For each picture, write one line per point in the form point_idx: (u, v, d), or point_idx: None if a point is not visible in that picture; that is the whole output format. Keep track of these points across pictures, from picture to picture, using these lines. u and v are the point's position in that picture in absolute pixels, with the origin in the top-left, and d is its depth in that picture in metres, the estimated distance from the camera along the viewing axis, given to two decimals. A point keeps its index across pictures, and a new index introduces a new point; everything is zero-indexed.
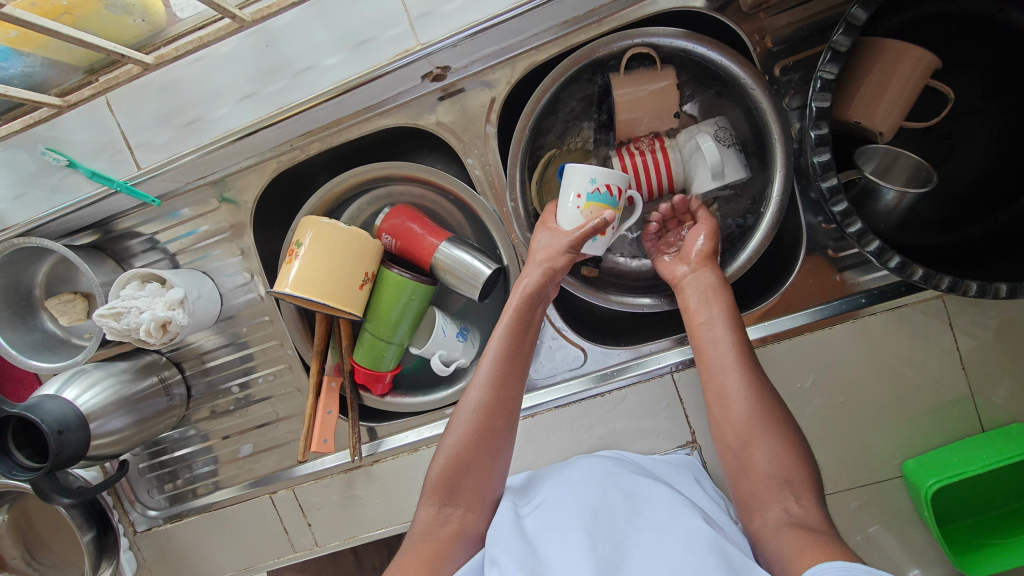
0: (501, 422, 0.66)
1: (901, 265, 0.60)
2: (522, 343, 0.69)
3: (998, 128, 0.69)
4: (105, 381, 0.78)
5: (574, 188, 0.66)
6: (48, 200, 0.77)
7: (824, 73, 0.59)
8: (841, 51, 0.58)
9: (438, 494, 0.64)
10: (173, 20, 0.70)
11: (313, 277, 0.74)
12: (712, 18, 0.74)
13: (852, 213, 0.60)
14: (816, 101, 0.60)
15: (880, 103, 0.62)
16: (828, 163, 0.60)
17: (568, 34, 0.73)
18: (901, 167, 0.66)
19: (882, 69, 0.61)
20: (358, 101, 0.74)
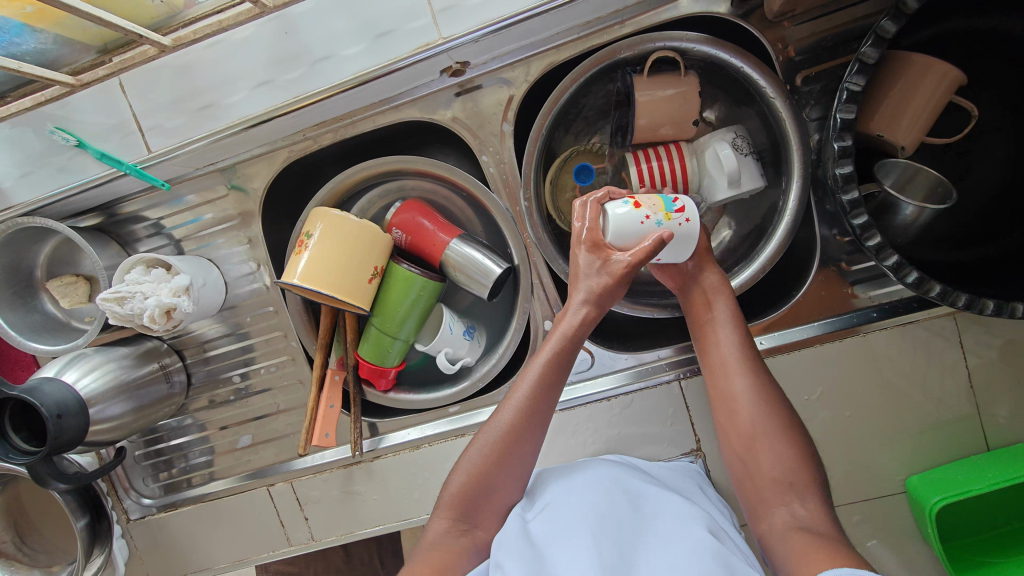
0: (528, 445, 0.64)
1: (919, 280, 0.60)
2: (562, 372, 0.65)
3: (1015, 148, 0.69)
4: (105, 366, 0.77)
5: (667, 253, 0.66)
6: (55, 179, 0.75)
7: (850, 85, 0.59)
8: (868, 63, 0.58)
9: (455, 509, 0.63)
10: (191, 3, 0.69)
11: (321, 269, 0.73)
12: (735, 25, 0.73)
13: (872, 226, 0.60)
14: (840, 113, 0.59)
15: (902, 118, 0.62)
16: (850, 175, 0.60)
17: (590, 35, 0.72)
18: (924, 178, 0.65)
19: (907, 83, 0.61)
20: (375, 93, 0.73)
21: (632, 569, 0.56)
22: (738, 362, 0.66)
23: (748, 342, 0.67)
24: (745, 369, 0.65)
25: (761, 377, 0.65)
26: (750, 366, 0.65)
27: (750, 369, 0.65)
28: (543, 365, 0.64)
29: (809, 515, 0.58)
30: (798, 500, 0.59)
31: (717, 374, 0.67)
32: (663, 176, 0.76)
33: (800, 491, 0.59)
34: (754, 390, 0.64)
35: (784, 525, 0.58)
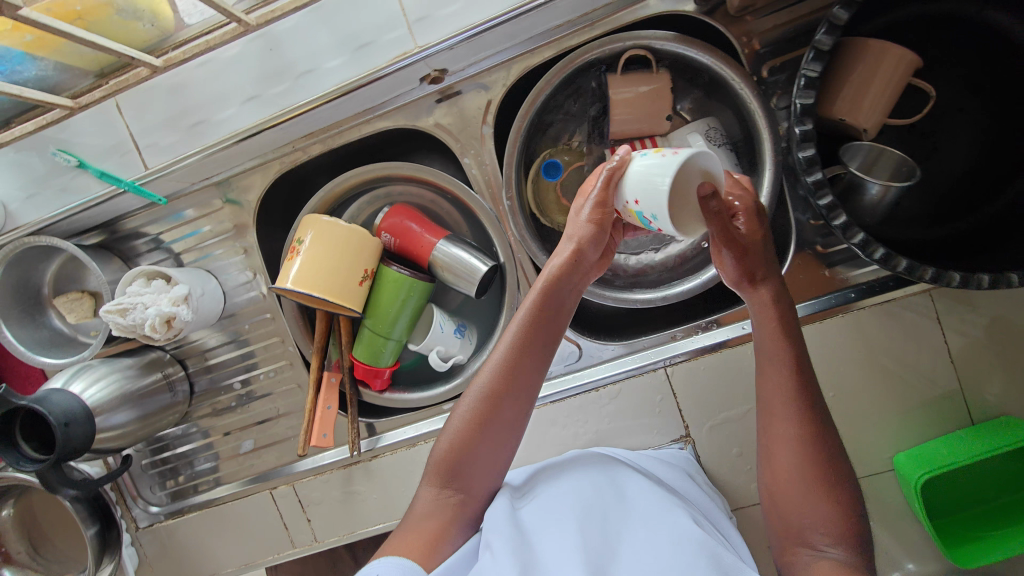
0: (506, 409, 0.65)
1: (886, 256, 0.61)
2: (541, 335, 0.66)
3: (979, 126, 0.71)
4: (110, 377, 0.79)
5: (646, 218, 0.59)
6: (59, 199, 0.79)
7: (807, 71, 0.61)
8: (823, 50, 0.60)
9: (440, 477, 0.65)
10: (181, 25, 0.71)
11: (312, 273, 0.76)
12: (702, 22, 0.76)
13: (837, 206, 0.62)
14: (800, 99, 0.62)
15: (863, 101, 0.64)
16: (813, 158, 0.62)
17: (562, 38, 0.75)
18: (889, 161, 0.67)
19: (865, 67, 0.63)
20: (358, 103, 0.76)
21: (616, 555, 0.58)
22: (792, 404, 0.61)
23: (804, 386, 0.61)
24: (799, 418, 0.60)
25: (811, 427, 0.60)
26: (804, 414, 0.60)
27: (803, 416, 0.60)
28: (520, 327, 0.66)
29: (841, 555, 0.55)
30: (823, 540, 0.56)
31: (770, 417, 0.62)
32: None
33: (828, 535, 0.56)
34: (802, 441, 0.59)
35: (810, 559, 0.56)
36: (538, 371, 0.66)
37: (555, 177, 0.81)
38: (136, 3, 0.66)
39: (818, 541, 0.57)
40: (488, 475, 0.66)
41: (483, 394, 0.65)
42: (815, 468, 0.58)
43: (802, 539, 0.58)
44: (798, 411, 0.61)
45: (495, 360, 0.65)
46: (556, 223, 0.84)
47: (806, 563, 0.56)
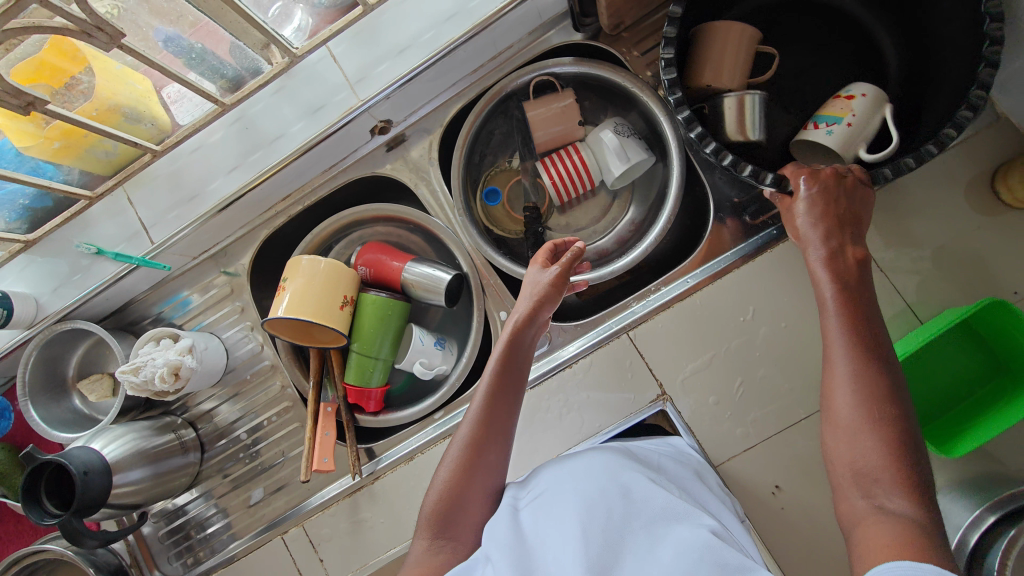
0: (490, 454, 0.70)
1: (777, 180, 0.72)
2: (512, 383, 0.73)
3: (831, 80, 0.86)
4: (126, 435, 0.86)
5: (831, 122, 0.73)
6: (81, 287, 0.92)
7: (665, 55, 0.76)
8: (672, 37, 0.75)
9: (431, 527, 0.67)
10: (176, 125, 0.87)
11: (298, 302, 0.86)
12: (593, 48, 0.92)
13: (722, 149, 0.74)
14: (666, 76, 0.75)
15: (724, 70, 0.78)
16: (690, 117, 0.75)
17: (480, 79, 0.92)
18: (752, 107, 0.77)
19: (716, 44, 0.78)
20: (323, 160, 0.91)
21: (624, 557, 0.54)
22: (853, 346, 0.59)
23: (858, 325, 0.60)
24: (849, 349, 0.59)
25: (870, 364, 0.57)
26: (856, 348, 0.58)
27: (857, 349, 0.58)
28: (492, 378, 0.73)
29: (905, 507, 0.51)
30: (881, 491, 0.52)
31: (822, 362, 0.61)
32: (569, 170, 0.92)
33: (887, 484, 0.52)
34: (859, 378, 0.57)
35: (867, 512, 0.52)
36: (513, 416, 0.72)
37: (495, 202, 0.95)
38: (140, 109, 0.81)
39: (877, 492, 0.52)
40: (480, 485, 0.69)
41: (467, 443, 0.70)
42: (879, 408, 0.55)
43: (852, 490, 0.54)
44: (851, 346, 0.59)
45: (474, 412, 0.71)
46: (509, 232, 0.97)
47: (862, 513, 0.53)
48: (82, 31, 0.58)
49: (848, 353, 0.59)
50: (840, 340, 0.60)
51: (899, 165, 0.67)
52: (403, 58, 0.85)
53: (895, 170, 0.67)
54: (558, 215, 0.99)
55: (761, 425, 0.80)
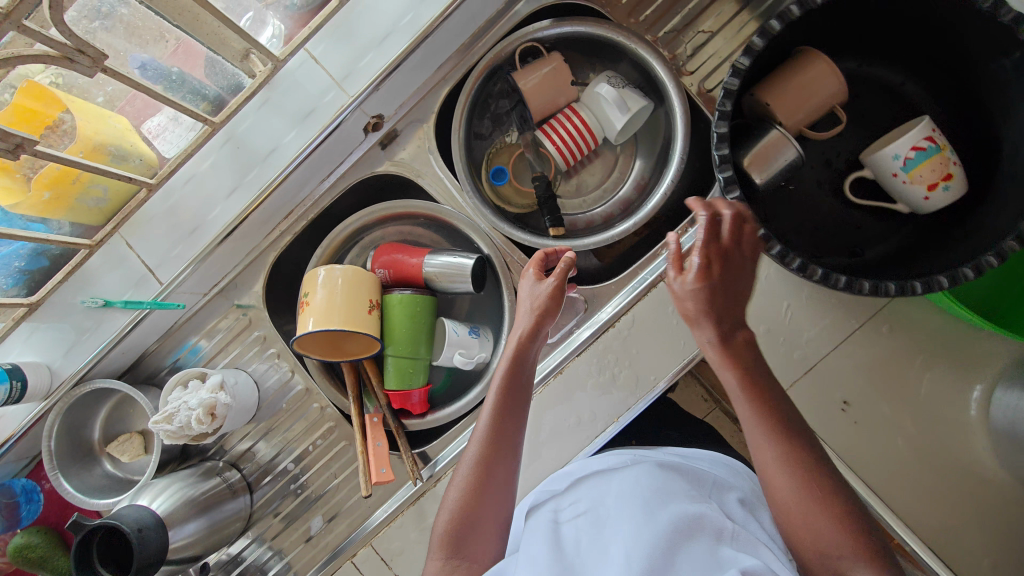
0: (502, 468, 0.67)
1: (765, 236, 0.66)
2: (518, 395, 0.70)
3: (884, 96, 0.77)
4: (172, 486, 0.82)
5: (923, 155, 0.65)
6: (93, 345, 0.88)
7: (738, 63, 0.67)
8: (755, 50, 0.67)
9: (443, 548, 0.64)
10: (163, 157, 0.82)
11: (326, 314, 0.83)
12: (571, 6, 0.91)
13: (734, 181, 0.67)
14: (726, 85, 0.67)
15: (792, 103, 0.72)
16: (724, 135, 0.67)
17: (464, 57, 0.90)
18: (780, 154, 0.71)
19: (801, 77, 0.72)
20: (320, 167, 0.88)
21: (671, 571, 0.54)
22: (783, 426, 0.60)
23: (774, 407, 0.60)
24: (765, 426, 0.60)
25: (788, 440, 0.59)
26: (769, 425, 0.59)
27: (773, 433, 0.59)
28: (497, 394, 0.70)
29: None
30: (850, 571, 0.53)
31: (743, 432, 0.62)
32: (571, 133, 0.90)
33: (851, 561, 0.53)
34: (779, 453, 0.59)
35: None
36: (521, 431, 0.70)
37: (504, 179, 0.93)
38: (126, 144, 0.76)
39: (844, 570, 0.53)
40: (496, 503, 0.66)
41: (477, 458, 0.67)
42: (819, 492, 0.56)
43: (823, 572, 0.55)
44: (771, 430, 0.59)
45: (482, 427, 0.69)
46: (521, 207, 0.96)
47: None
48: (65, 57, 0.55)
49: (768, 432, 0.59)
50: (753, 423, 0.60)
51: (929, 282, 0.62)
52: (384, 48, 0.82)
53: (925, 286, 0.62)
54: (565, 183, 0.97)
55: (817, 344, 0.79)
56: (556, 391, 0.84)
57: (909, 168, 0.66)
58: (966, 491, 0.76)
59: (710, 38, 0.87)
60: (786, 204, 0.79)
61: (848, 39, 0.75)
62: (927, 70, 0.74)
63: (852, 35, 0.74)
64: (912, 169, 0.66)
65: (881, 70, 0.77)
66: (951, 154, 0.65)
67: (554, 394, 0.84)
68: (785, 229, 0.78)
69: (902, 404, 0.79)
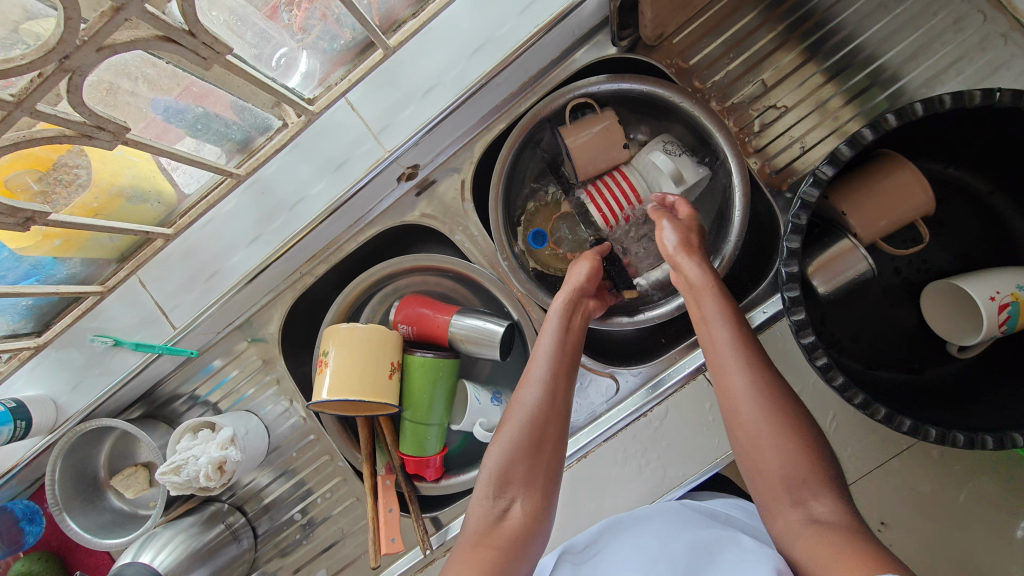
0: (556, 417, 0.68)
1: (828, 365, 0.60)
2: (572, 347, 0.73)
3: (968, 207, 0.71)
4: (176, 538, 0.80)
5: (1012, 316, 0.62)
6: (101, 381, 0.85)
7: (819, 171, 0.61)
8: (840, 159, 0.61)
9: (492, 486, 0.63)
10: (182, 196, 0.77)
11: (344, 379, 0.78)
12: (632, 61, 0.83)
13: (801, 301, 0.61)
14: (804, 194, 0.61)
15: (870, 212, 0.66)
16: (795, 250, 0.61)
17: (511, 108, 0.83)
18: (849, 267, 0.66)
19: (883, 185, 0.65)
20: (348, 215, 0.82)
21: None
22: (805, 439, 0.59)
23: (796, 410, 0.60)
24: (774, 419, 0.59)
25: (804, 436, 0.59)
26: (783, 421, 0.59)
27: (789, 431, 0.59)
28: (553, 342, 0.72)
29: None
30: None
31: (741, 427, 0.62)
32: (619, 199, 0.84)
33: None
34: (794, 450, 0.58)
35: None
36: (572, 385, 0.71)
37: (542, 244, 0.87)
38: (143, 187, 0.71)
39: None
40: (549, 454, 0.66)
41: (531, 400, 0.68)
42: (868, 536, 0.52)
43: None
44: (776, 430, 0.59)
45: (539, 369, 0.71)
46: (556, 271, 0.90)
47: None
48: (83, 134, 0.50)
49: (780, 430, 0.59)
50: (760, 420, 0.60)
51: (1002, 438, 0.57)
52: (428, 100, 0.77)
53: (997, 443, 0.57)
54: None
55: (863, 458, 0.75)
56: (578, 475, 0.81)
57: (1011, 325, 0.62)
58: None
59: (783, 114, 0.80)
60: (847, 311, 0.73)
61: (940, 144, 0.68)
62: (1019, 187, 0.68)
63: (947, 141, 0.67)
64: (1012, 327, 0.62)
65: (968, 177, 0.71)
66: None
67: (575, 478, 0.81)
68: (840, 335, 0.73)
69: (945, 528, 0.74)
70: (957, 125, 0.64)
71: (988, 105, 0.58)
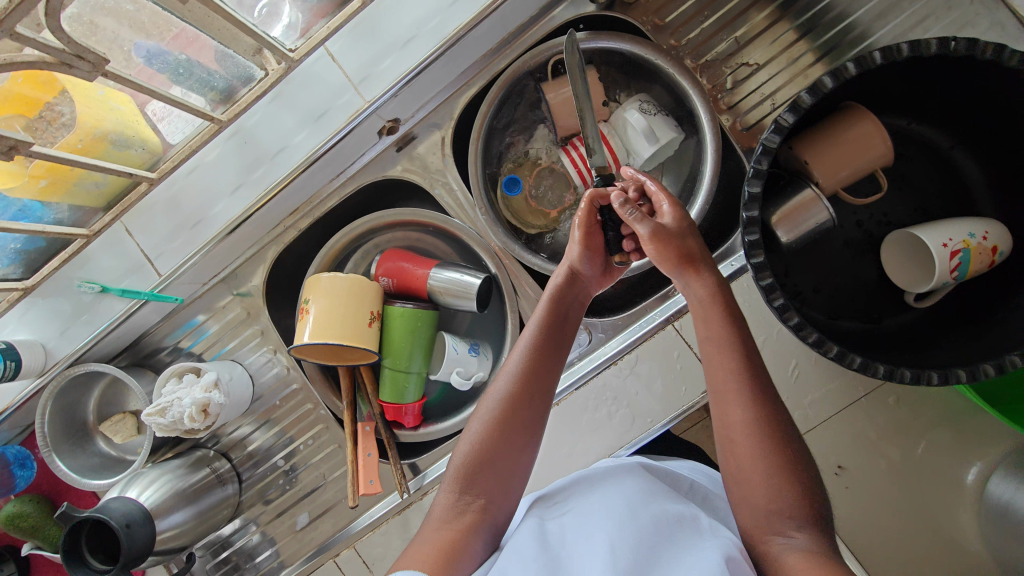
0: (527, 415, 0.70)
1: (785, 305, 0.63)
2: (550, 346, 0.74)
3: (928, 161, 0.73)
4: (162, 478, 0.83)
5: (965, 262, 0.64)
6: (89, 327, 0.87)
7: (781, 119, 0.63)
8: (802, 107, 0.62)
9: (458, 481, 0.66)
10: (167, 145, 0.78)
11: (325, 325, 0.81)
12: (610, 18, 0.85)
13: (759, 244, 0.63)
14: (765, 140, 0.63)
15: (831, 162, 0.68)
16: (756, 195, 0.63)
17: (491, 64, 0.85)
18: (811, 216, 0.68)
19: (845, 136, 0.67)
20: (330, 167, 0.84)
21: (657, 568, 0.54)
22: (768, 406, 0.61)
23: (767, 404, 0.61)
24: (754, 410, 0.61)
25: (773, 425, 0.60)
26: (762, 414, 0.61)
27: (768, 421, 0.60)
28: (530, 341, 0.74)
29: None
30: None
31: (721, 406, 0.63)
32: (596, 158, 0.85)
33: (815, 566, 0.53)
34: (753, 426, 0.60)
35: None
36: (549, 383, 0.72)
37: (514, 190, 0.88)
38: (128, 132, 0.73)
39: (787, 535, 0.56)
40: (516, 452, 0.68)
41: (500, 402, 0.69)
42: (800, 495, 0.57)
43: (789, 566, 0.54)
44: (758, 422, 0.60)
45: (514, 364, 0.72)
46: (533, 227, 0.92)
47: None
48: (62, 63, 0.53)
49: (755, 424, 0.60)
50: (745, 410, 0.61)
51: (947, 374, 0.60)
52: (408, 51, 0.78)
53: (942, 378, 0.60)
54: None
55: (822, 405, 0.78)
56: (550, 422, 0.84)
57: (964, 272, 0.65)
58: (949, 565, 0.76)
59: (755, 71, 0.82)
60: (811, 263, 0.75)
61: (902, 98, 0.70)
62: (978, 141, 0.70)
63: (908, 95, 0.70)
64: (962, 276, 0.65)
65: (930, 132, 0.73)
66: (977, 240, 0.65)
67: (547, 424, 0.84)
68: (802, 287, 0.75)
69: (899, 472, 0.77)
70: (917, 78, 0.66)
71: (944, 55, 0.59)
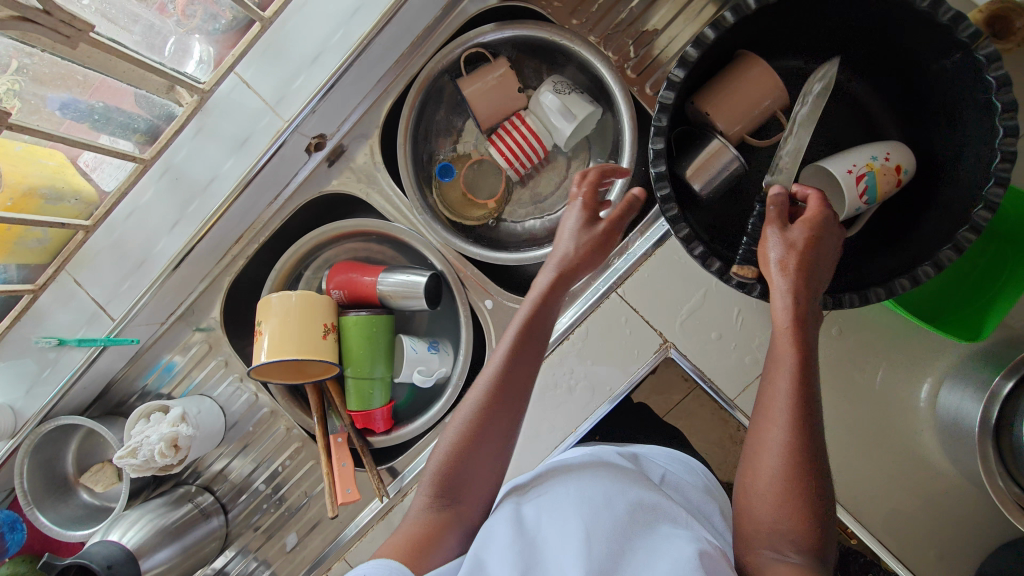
0: (503, 413, 0.63)
1: (704, 253, 0.65)
2: (529, 343, 0.65)
3: (828, 97, 0.76)
4: (143, 518, 0.83)
5: (870, 186, 0.66)
6: (54, 382, 0.89)
7: (672, 75, 0.65)
8: (690, 61, 0.64)
9: (435, 489, 0.61)
10: (103, 193, 0.80)
11: (280, 343, 0.82)
12: (512, 7, 0.87)
13: (671, 199, 0.65)
14: (661, 97, 0.64)
15: (732, 110, 0.70)
16: (660, 152, 0.65)
17: (405, 68, 0.87)
18: (719, 163, 0.70)
19: (742, 83, 0.70)
20: (264, 190, 0.86)
21: (630, 560, 0.51)
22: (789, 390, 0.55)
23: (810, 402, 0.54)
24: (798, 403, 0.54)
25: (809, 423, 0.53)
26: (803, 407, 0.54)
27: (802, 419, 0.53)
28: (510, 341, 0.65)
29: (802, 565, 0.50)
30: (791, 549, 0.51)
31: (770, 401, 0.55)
32: (520, 143, 0.88)
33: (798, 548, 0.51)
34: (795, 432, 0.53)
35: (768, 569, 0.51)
36: (530, 378, 0.65)
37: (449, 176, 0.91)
38: (58, 186, 0.74)
39: (778, 544, 0.52)
40: (493, 454, 0.62)
41: (483, 401, 0.63)
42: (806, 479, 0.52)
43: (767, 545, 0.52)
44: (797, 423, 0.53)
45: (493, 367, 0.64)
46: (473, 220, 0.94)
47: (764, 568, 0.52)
48: None
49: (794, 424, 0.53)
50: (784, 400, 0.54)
51: (866, 294, 0.62)
52: (318, 66, 0.82)
53: (862, 299, 0.62)
54: (519, 190, 0.95)
55: None
56: None
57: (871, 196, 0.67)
58: (917, 484, 0.77)
59: (657, 36, 0.84)
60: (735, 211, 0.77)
61: (792, 39, 0.73)
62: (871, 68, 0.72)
63: (797, 36, 0.72)
64: (871, 201, 0.67)
65: None
66: (880, 162, 0.66)
67: None
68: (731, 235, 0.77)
69: (854, 400, 0.79)
70: (799, 17, 0.69)
71: None
